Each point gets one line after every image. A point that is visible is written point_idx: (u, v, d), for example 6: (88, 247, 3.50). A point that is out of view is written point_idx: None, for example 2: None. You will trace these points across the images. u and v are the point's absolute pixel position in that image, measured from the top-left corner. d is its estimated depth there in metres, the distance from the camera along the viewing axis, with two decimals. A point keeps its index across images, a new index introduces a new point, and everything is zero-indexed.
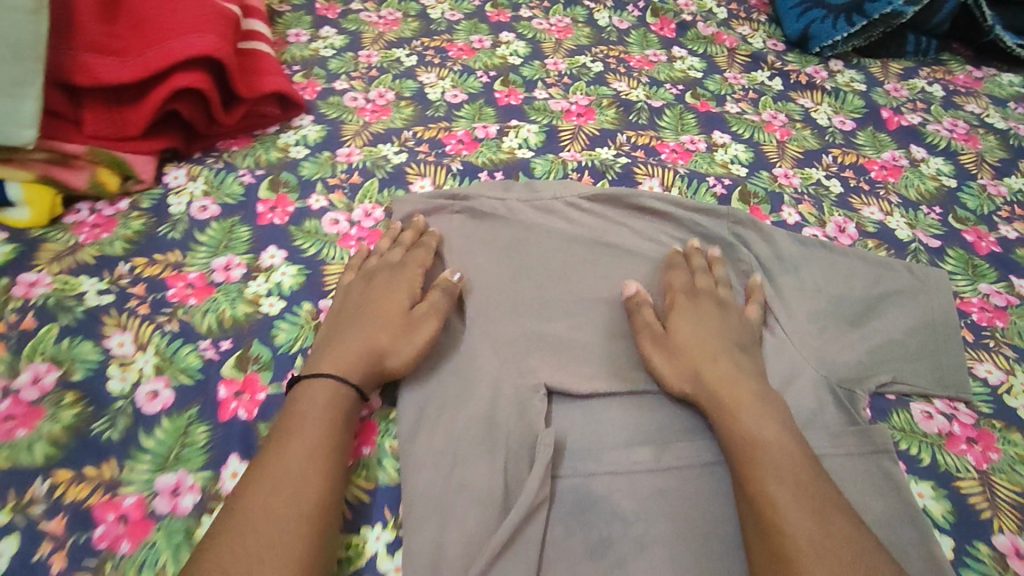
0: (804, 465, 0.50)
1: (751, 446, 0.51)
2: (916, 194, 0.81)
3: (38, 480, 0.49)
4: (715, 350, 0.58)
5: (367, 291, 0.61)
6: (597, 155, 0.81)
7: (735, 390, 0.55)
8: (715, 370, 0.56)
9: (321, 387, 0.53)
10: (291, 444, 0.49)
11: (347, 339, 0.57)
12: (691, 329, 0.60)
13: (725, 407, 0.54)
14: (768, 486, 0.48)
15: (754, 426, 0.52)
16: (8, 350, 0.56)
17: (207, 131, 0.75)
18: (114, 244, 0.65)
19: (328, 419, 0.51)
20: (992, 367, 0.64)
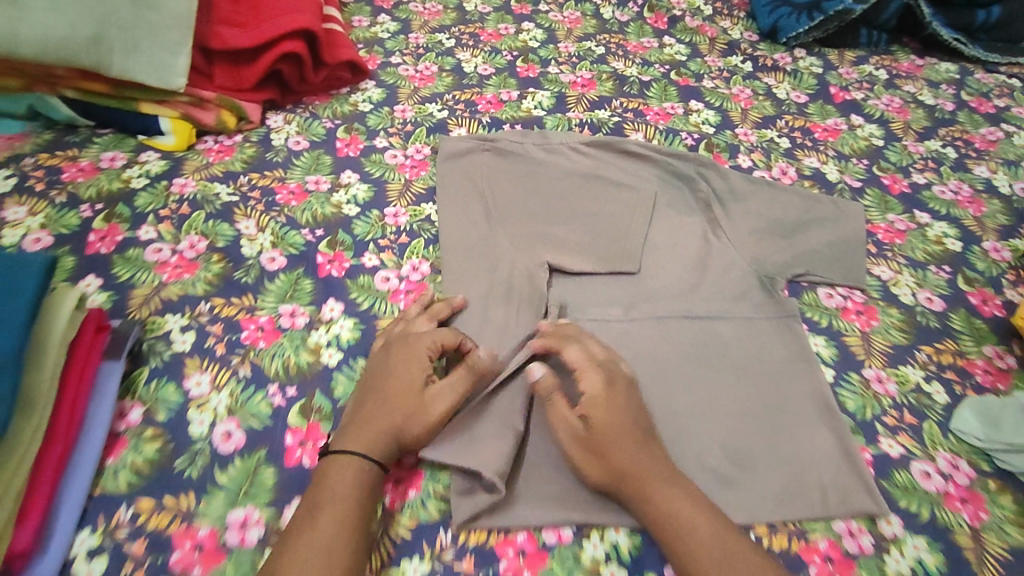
0: (743, 547, 0.54)
1: (675, 523, 0.55)
2: (850, 150, 1.02)
3: (202, 302, 0.72)
4: (626, 429, 0.59)
5: (387, 370, 0.64)
6: (596, 115, 1.03)
7: (648, 466, 0.58)
8: (627, 462, 0.58)
9: (348, 464, 0.57)
10: (322, 515, 0.54)
11: (369, 416, 0.61)
12: (610, 420, 0.59)
13: (640, 486, 0.57)
14: (700, 557, 0.53)
15: (673, 503, 0.56)
16: (172, 226, 0.79)
17: (298, 88, 0.99)
18: (236, 164, 0.89)
19: (360, 483, 0.57)
20: (885, 269, 0.85)
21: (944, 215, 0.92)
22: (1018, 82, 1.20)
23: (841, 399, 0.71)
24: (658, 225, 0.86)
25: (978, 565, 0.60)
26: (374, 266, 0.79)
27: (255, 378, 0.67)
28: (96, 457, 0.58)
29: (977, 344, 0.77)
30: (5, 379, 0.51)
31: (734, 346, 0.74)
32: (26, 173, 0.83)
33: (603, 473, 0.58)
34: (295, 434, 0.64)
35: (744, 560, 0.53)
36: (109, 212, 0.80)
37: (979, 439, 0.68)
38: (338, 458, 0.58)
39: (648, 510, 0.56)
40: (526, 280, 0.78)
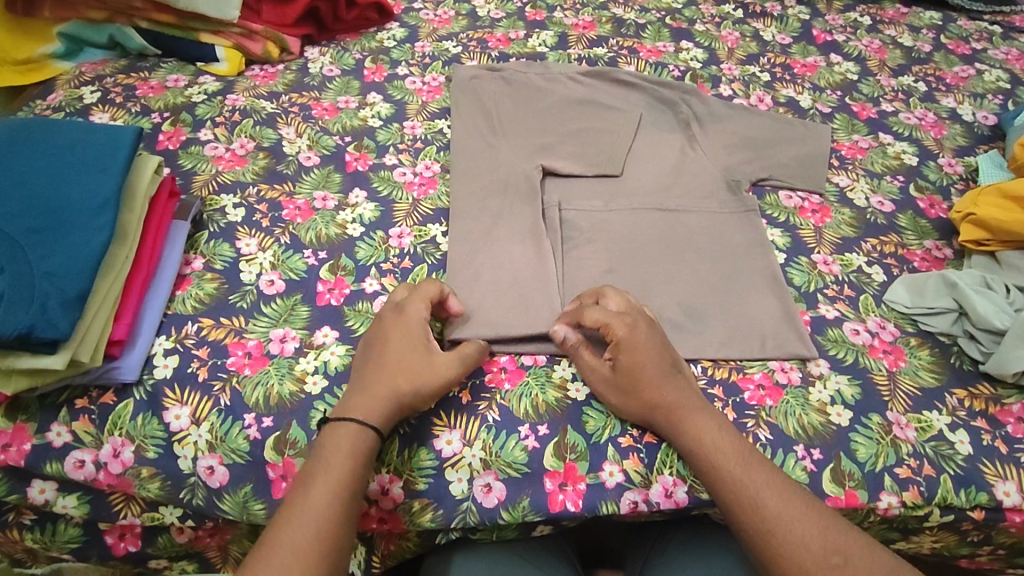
0: (759, 472, 0.60)
1: (698, 447, 0.62)
2: (825, 83, 1.12)
3: (251, 187, 0.87)
4: (652, 368, 0.65)
5: (384, 345, 0.67)
6: (595, 52, 1.15)
7: (675, 400, 0.65)
8: (657, 395, 0.65)
9: (349, 428, 0.61)
10: (313, 483, 0.57)
11: (370, 385, 0.64)
12: (640, 360, 0.66)
13: (670, 414, 0.64)
14: (722, 477, 0.61)
15: (704, 436, 0.63)
16: (226, 130, 0.95)
17: (332, 26, 1.14)
18: (279, 86, 1.03)
19: (348, 451, 0.60)
20: (844, 178, 0.95)
21: (906, 137, 1.02)
22: (998, 28, 1.27)
23: (789, 276, 0.82)
24: (642, 141, 0.98)
25: (889, 397, 0.71)
26: (393, 164, 0.93)
27: (294, 245, 0.81)
28: (169, 287, 0.74)
29: (919, 238, 0.87)
30: (106, 212, 0.67)
31: (699, 233, 0.85)
32: (108, 89, 1.00)
33: (635, 406, 0.66)
34: (325, 284, 0.78)
35: (761, 483, 0.60)
36: (175, 119, 0.96)
37: (906, 306, 0.78)
38: (340, 422, 0.61)
39: (677, 435, 0.64)
40: (522, 179, 0.89)
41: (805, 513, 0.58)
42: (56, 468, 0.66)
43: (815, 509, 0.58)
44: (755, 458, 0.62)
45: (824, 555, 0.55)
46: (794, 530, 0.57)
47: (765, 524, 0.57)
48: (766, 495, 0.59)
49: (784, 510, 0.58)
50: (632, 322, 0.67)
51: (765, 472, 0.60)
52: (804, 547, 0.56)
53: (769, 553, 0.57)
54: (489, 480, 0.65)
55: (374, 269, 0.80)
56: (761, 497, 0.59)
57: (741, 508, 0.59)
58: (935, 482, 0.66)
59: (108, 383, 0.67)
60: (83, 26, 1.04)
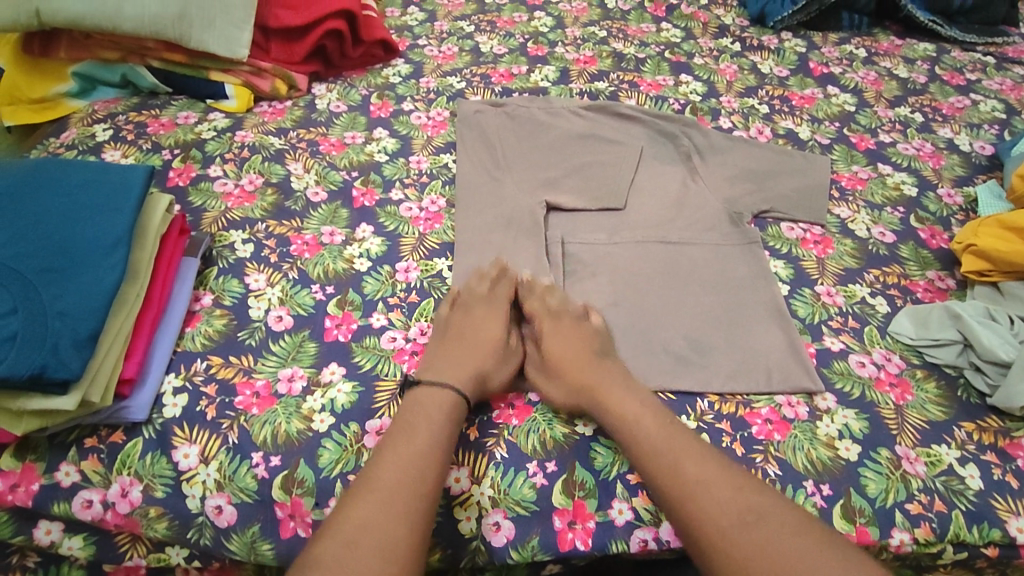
0: (689, 443, 0.63)
1: (622, 418, 0.66)
2: (824, 115, 1.14)
3: (259, 223, 0.88)
4: (575, 357, 0.72)
5: (475, 327, 0.76)
6: (596, 86, 1.18)
7: (607, 381, 0.69)
8: (583, 376, 0.70)
9: (445, 394, 0.67)
10: (403, 458, 0.61)
11: (463, 360, 0.71)
12: (564, 350, 0.73)
13: (595, 393, 0.68)
14: (642, 449, 0.63)
15: (624, 410, 0.66)
16: (235, 167, 0.96)
17: (339, 63, 1.16)
18: (287, 122, 1.05)
19: (449, 416, 0.66)
20: (845, 209, 0.96)
21: (905, 167, 1.03)
22: (991, 59, 1.30)
23: (793, 307, 0.82)
24: (644, 173, 1.00)
25: (897, 431, 0.71)
26: (399, 198, 0.94)
27: (301, 280, 0.82)
28: (178, 324, 0.74)
29: (922, 269, 0.87)
30: (117, 251, 0.68)
31: (702, 265, 0.86)
32: (119, 126, 1.02)
33: (563, 391, 0.71)
34: (333, 319, 0.78)
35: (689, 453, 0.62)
36: (185, 155, 0.98)
37: (911, 338, 0.78)
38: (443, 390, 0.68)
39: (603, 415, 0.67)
40: (526, 214, 0.90)
41: (721, 476, 0.59)
42: (64, 508, 0.65)
43: (743, 479, 0.60)
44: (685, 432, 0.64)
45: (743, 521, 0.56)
46: (710, 494, 0.58)
47: (684, 491, 0.59)
48: (687, 463, 0.61)
49: (704, 474, 0.60)
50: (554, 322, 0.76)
51: (696, 445, 0.63)
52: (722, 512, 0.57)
53: (693, 515, 0.58)
54: (498, 518, 0.65)
55: (381, 304, 0.81)
56: (685, 464, 0.61)
57: (664, 477, 0.61)
58: (947, 518, 0.65)
59: (117, 422, 0.68)
60: (96, 66, 1.07)
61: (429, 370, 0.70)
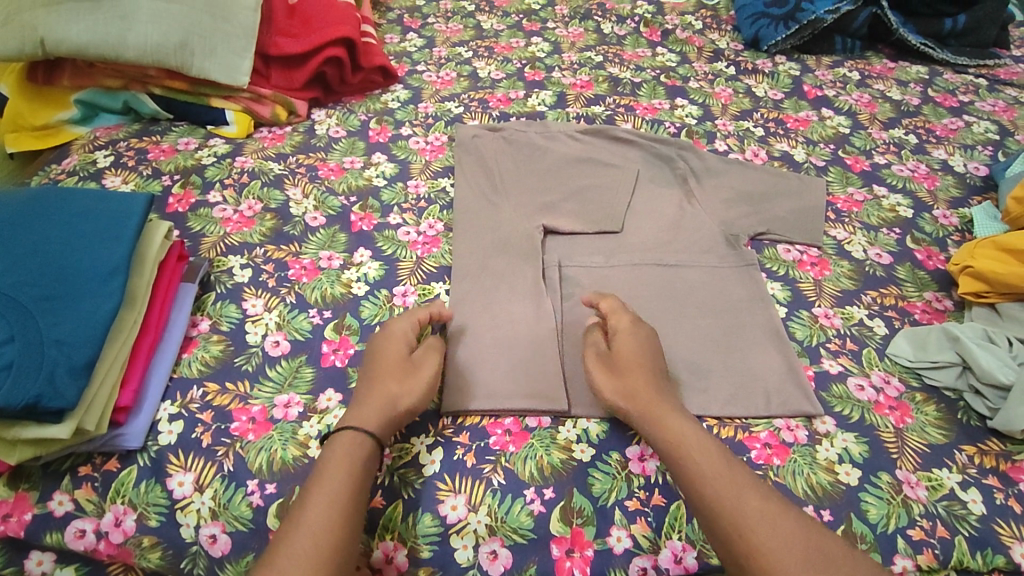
0: (742, 474, 0.61)
1: (672, 441, 0.63)
2: (818, 137, 1.15)
3: (257, 248, 0.89)
4: (646, 362, 0.70)
5: (376, 358, 0.71)
6: (592, 110, 1.19)
7: (661, 398, 0.67)
8: (641, 389, 0.68)
9: (347, 438, 0.63)
10: (318, 508, 0.57)
11: (365, 395, 0.67)
12: (631, 355, 0.71)
13: (652, 415, 0.66)
14: (699, 473, 0.61)
15: (682, 431, 0.64)
16: (234, 192, 0.97)
17: (339, 89, 1.18)
18: (286, 147, 1.07)
19: (349, 465, 0.61)
20: (841, 231, 0.96)
21: (900, 189, 1.04)
22: (983, 80, 1.32)
23: (791, 330, 0.82)
24: (640, 196, 1.00)
25: (897, 455, 0.70)
26: (397, 223, 0.95)
27: (299, 305, 0.82)
28: (175, 351, 0.75)
29: (919, 290, 0.87)
30: (115, 278, 0.69)
31: (699, 287, 0.86)
32: (120, 152, 1.03)
33: (618, 390, 0.69)
34: (329, 344, 0.78)
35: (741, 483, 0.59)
36: (185, 181, 0.99)
37: (909, 360, 0.77)
38: (341, 432, 0.63)
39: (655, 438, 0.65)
40: (523, 238, 0.91)
41: (784, 512, 0.57)
42: (57, 538, 0.65)
43: (797, 517, 0.57)
44: (738, 465, 0.62)
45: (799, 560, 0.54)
46: (771, 527, 0.56)
47: (744, 521, 0.56)
48: (748, 492, 0.58)
49: (764, 506, 0.57)
50: (633, 320, 0.75)
51: (750, 477, 0.61)
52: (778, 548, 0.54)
53: (750, 548, 0.55)
54: (495, 546, 0.64)
55: (378, 328, 0.81)
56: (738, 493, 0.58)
57: (721, 503, 0.58)
58: (950, 544, 0.64)
59: (112, 450, 0.67)
60: (98, 93, 1.08)
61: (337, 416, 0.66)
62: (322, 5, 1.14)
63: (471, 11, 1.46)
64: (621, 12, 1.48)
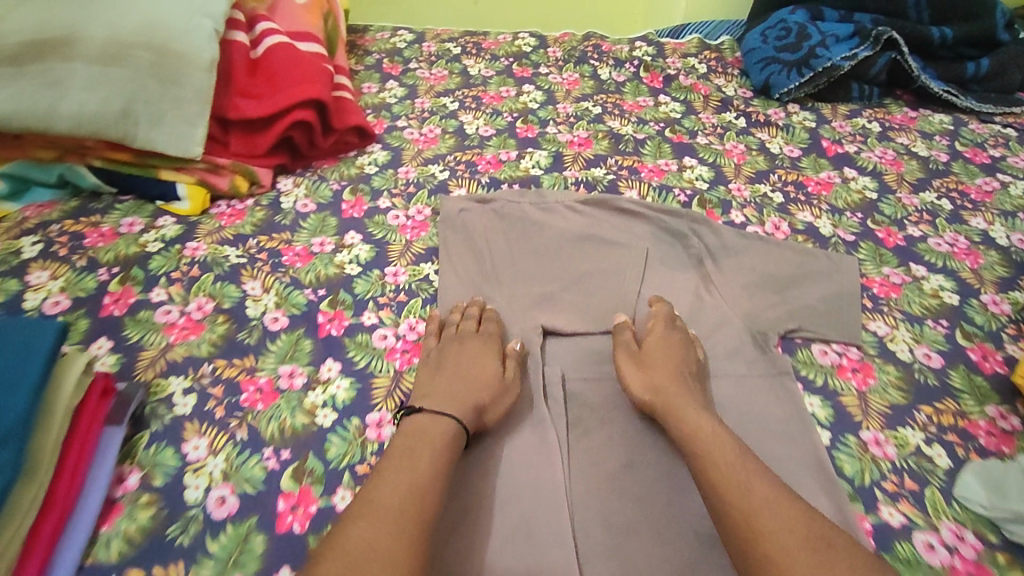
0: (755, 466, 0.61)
1: (690, 432, 0.65)
2: (844, 203, 1.03)
3: (206, 363, 0.75)
4: (676, 360, 0.73)
5: (463, 356, 0.74)
6: (592, 173, 1.07)
7: (689, 392, 0.70)
8: (668, 384, 0.70)
9: (443, 422, 0.66)
10: (414, 468, 0.61)
11: (455, 390, 0.69)
12: (661, 369, 0.72)
13: (673, 405, 0.68)
14: (712, 457, 0.62)
15: (696, 421, 0.66)
16: (182, 289, 0.83)
17: (308, 153, 1.04)
18: (246, 227, 0.93)
19: (450, 444, 0.64)
20: (881, 324, 0.85)
21: (941, 268, 0.92)
22: (1013, 131, 1.21)
23: (838, 464, 0.69)
24: (651, 283, 0.89)
25: None
26: (372, 323, 0.81)
27: (252, 442, 0.68)
28: (90, 525, 0.60)
29: (980, 404, 0.75)
30: (10, 446, 0.53)
31: (726, 408, 0.74)
32: (52, 238, 0.88)
33: (647, 383, 0.71)
34: (287, 500, 0.64)
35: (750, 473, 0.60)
36: (124, 275, 0.84)
37: (984, 507, 0.65)
38: (438, 419, 0.66)
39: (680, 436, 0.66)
40: (520, 344, 0.80)
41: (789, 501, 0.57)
42: None
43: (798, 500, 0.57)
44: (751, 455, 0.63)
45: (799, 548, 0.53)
46: (771, 509, 0.56)
47: (750, 505, 0.57)
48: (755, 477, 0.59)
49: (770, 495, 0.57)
50: (671, 325, 0.79)
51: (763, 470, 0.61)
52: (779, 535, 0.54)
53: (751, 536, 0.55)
54: None
55: (347, 475, 0.67)
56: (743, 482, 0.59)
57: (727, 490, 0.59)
58: None
59: None
60: (28, 165, 0.93)
61: (426, 400, 0.69)
62: (287, 60, 1.00)
63: (456, 55, 1.36)
64: (618, 55, 1.37)
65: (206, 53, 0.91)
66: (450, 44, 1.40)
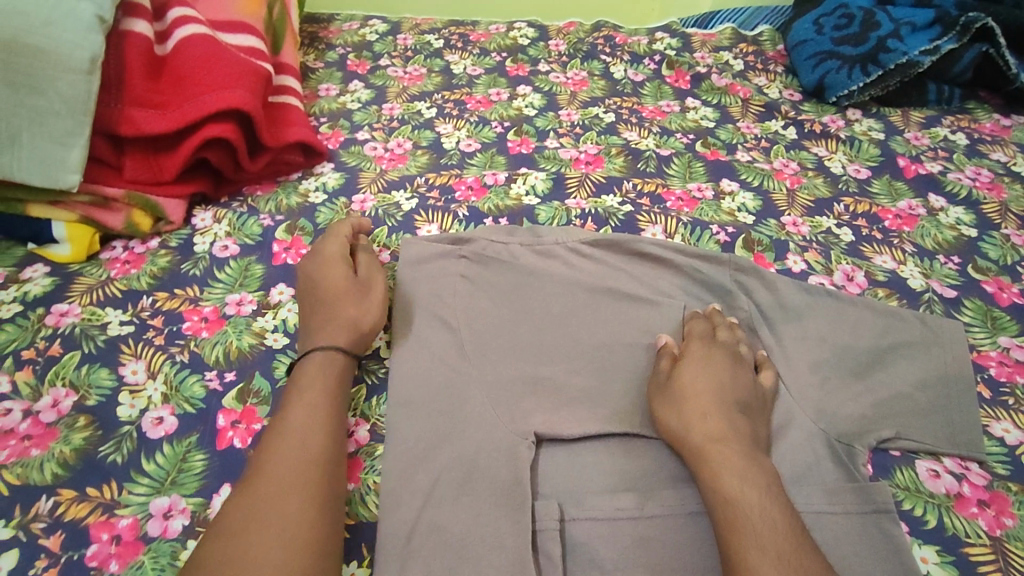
0: (749, 463, 0.52)
1: (727, 497, 0.50)
2: (933, 243, 0.79)
3: (42, 497, 0.52)
4: (727, 385, 0.59)
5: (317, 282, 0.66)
6: (602, 202, 0.83)
7: (722, 428, 0.55)
8: (711, 417, 0.55)
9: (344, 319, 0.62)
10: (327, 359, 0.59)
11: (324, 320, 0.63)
12: (699, 380, 0.59)
13: (706, 450, 0.53)
14: (749, 530, 0.47)
15: (735, 485, 0.50)
16: (33, 375, 0.60)
17: (235, 177, 0.81)
18: (141, 279, 0.70)
19: (334, 384, 0.58)
20: (1010, 427, 0.62)
21: None
22: None
23: None
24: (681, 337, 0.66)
25: None
26: None
27: None
28: None
29: None
30: None
31: None
32: None
33: (688, 411, 0.56)
34: None
35: (741, 472, 0.51)
36: None
37: None
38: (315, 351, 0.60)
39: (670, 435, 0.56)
40: (501, 461, 0.55)
41: (811, 560, 0.46)
42: None
43: (802, 540, 0.47)
44: (743, 444, 0.54)
45: (788, 563, 0.45)
46: None
47: None
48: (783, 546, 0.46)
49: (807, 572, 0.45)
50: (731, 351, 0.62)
51: (758, 467, 0.52)
52: (759, 550, 0.46)
53: None
54: None
55: None
56: (732, 486, 0.50)
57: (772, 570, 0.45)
58: None
59: None
60: None
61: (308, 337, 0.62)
62: (202, 56, 0.77)
63: (438, 49, 1.14)
64: (636, 49, 1.14)
65: (81, 51, 0.68)
66: (431, 36, 1.17)
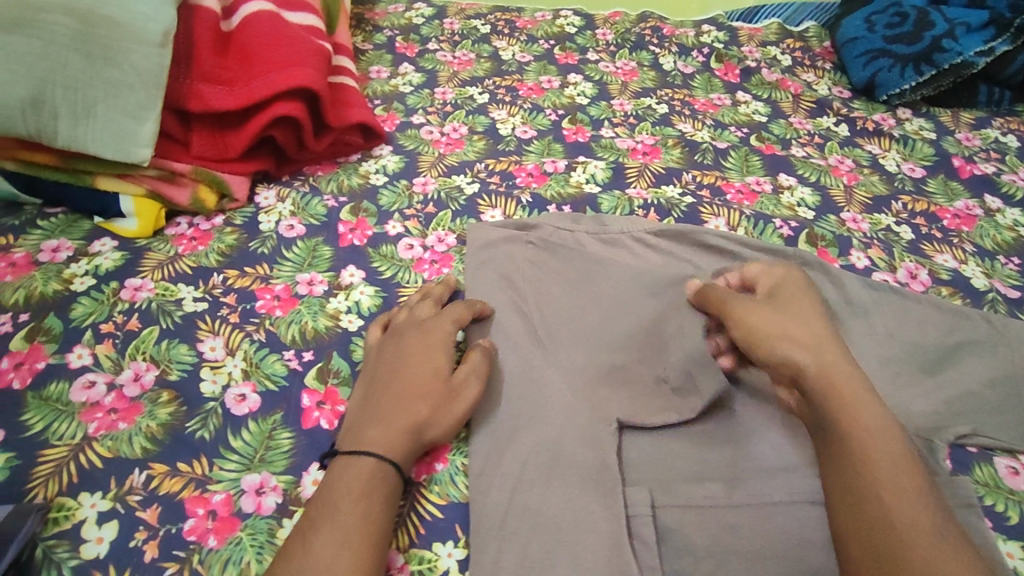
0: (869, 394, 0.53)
1: (849, 421, 0.51)
2: (992, 243, 0.80)
3: (136, 471, 0.52)
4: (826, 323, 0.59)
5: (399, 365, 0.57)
6: (663, 193, 0.83)
7: (837, 359, 0.55)
8: (829, 345, 0.56)
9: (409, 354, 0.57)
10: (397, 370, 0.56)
11: (388, 409, 0.53)
12: (809, 316, 0.59)
13: (829, 374, 0.54)
14: (870, 456, 0.49)
15: (865, 414, 0.51)
16: (113, 349, 0.60)
17: (296, 156, 0.81)
18: (210, 256, 0.70)
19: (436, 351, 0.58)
20: None
21: None
22: None
23: None
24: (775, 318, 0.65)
25: None
26: None
27: None
28: None
29: None
30: None
31: None
32: None
33: (801, 336, 0.56)
34: None
35: (866, 403, 0.52)
36: (35, 326, 0.60)
37: None
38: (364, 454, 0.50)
39: (766, 360, 0.57)
40: (588, 446, 0.55)
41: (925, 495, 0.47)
42: None
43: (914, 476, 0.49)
44: (860, 375, 0.54)
45: (910, 494, 0.47)
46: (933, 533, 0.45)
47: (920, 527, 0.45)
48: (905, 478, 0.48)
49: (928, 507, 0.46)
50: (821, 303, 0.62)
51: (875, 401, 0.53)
52: (886, 480, 0.47)
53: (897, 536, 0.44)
54: None
55: None
56: (856, 411, 0.51)
57: (898, 501, 0.46)
58: None
59: None
60: None
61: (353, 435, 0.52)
62: (269, 34, 0.76)
63: (486, 35, 1.13)
64: (683, 41, 1.14)
65: (154, 23, 0.67)
66: (477, 20, 1.17)
